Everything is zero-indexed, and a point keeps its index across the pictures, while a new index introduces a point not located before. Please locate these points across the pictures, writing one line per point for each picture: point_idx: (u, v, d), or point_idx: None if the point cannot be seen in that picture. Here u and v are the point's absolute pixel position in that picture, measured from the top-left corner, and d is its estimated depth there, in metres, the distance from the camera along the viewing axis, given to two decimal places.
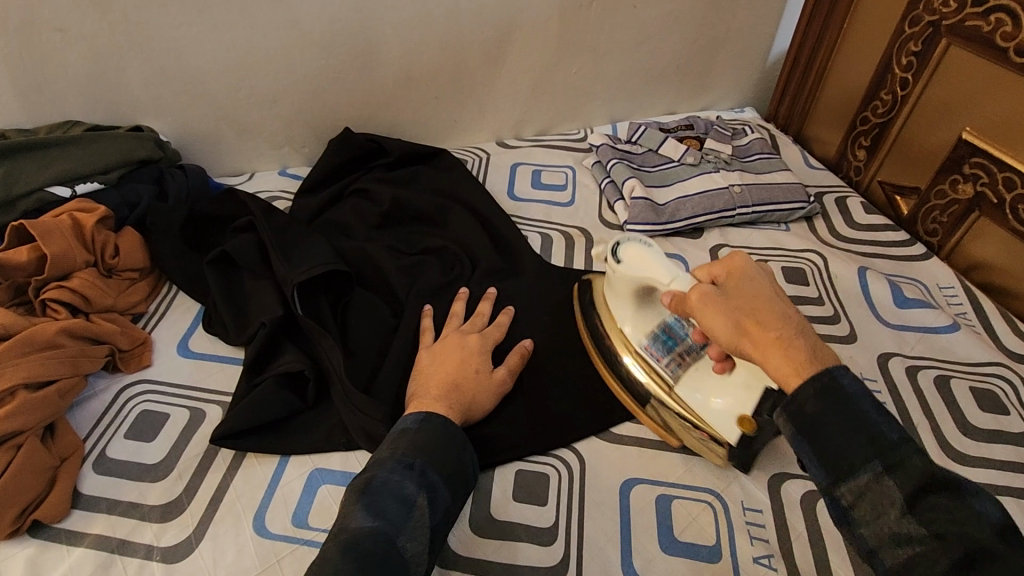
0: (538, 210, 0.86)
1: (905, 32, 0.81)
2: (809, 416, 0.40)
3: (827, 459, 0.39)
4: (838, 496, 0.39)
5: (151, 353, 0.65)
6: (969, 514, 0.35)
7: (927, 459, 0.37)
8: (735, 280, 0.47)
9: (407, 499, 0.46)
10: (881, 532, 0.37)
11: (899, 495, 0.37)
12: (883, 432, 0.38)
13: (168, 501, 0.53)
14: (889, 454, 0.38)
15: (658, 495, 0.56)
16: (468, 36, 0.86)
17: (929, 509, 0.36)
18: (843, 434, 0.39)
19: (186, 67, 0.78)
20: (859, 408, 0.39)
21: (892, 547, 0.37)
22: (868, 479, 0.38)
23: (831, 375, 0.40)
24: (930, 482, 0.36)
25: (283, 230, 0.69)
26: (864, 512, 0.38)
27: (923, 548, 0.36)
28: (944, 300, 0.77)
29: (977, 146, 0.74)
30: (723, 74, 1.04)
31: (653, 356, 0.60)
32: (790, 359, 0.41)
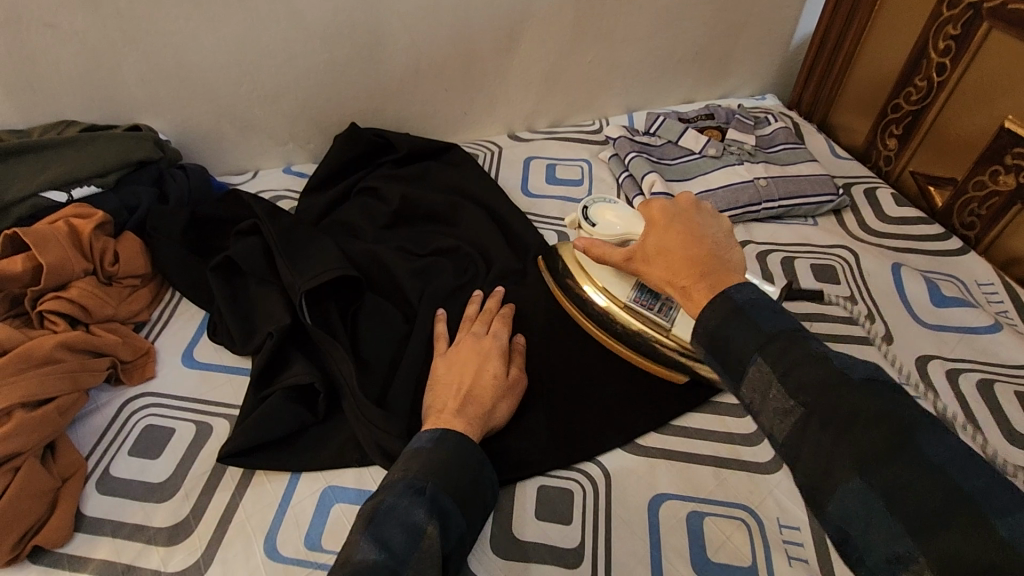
0: (554, 206, 0.83)
1: (943, 15, 0.77)
2: (708, 326, 0.43)
3: (726, 361, 0.42)
4: (741, 398, 0.41)
5: (155, 364, 0.62)
6: (836, 375, 0.36)
7: (805, 342, 0.39)
8: (659, 213, 0.51)
9: (417, 528, 0.43)
10: (772, 416, 0.39)
11: (777, 375, 0.38)
12: (768, 325, 0.41)
13: (174, 523, 0.51)
14: (770, 341, 0.40)
15: (689, 512, 0.53)
16: (478, 25, 0.81)
17: (800, 380, 0.37)
18: (733, 334, 0.41)
19: (185, 63, 0.74)
20: (747, 312, 0.42)
21: (781, 427, 0.38)
22: (753, 368, 0.40)
23: (725, 294, 0.43)
24: (805, 359, 0.38)
25: (289, 233, 0.66)
26: (760, 405, 0.39)
27: (798, 419, 0.37)
28: (983, 297, 0.73)
29: (1019, 135, 0.70)
30: (744, 59, 1.00)
31: (644, 307, 0.60)
32: (690, 281, 0.46)
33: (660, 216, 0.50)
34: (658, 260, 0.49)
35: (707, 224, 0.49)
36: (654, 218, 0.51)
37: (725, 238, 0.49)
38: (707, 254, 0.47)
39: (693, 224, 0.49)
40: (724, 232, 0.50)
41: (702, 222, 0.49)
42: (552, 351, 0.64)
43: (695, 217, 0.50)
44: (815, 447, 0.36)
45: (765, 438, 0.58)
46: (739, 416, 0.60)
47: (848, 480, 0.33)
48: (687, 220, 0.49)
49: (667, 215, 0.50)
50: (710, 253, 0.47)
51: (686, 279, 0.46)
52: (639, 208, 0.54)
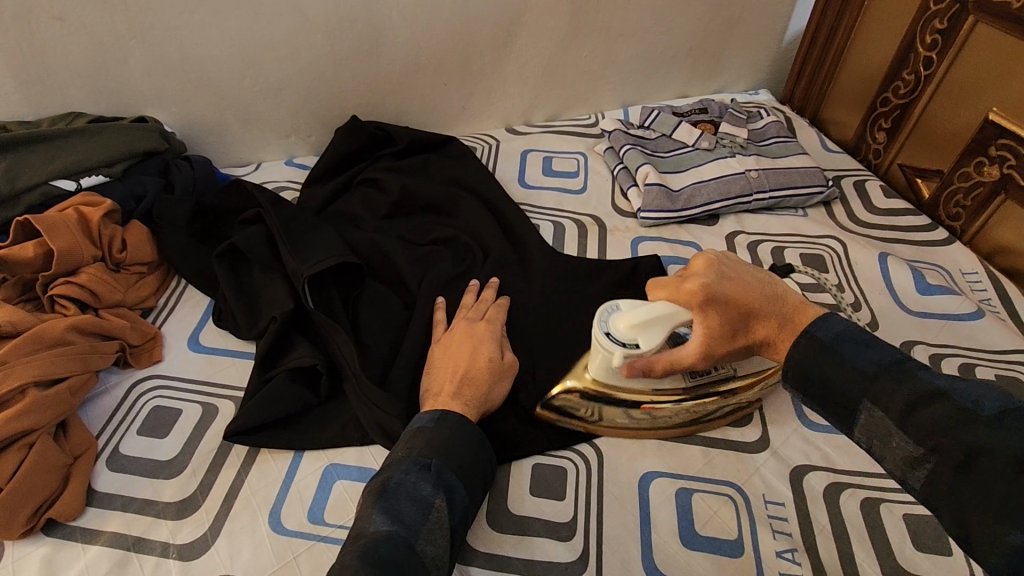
0: (550, 198, 0.85)
1: (930, 9, 0.78)
2: (805, 372, 0.44)
3: (833, 408, 0.43)
4: (858, 443, 0.42)
5: (162, 348, 0.64)
6: (961, 413, 0.36)
7: (913, 376, 0.40)
8: (701, 293, 0.49)
9: (425, 501, 0.45)
10: (899, 461, 0.39)
11: (895, 420, 0.39)
12: (866, 363, 0.42)
13: (183, 498, 0.53)
14: (878, 380, 0.41)
15: (678, 488, 0.55)
16: (476, 19, 0.83)
17: (923, 422, 0.38)
18: (834, 378, 0.43)
19: (190, 55, 0.76)
20: (844, 352, 0.43)
21: (909, 472, 0.39)
22: (864, 413, 0.41)
23: (810, 333, 0.45)
24: (920, 396, 0.39)
25: (292, 221, 0.68)
26: (881, 449, 0.40)
27: (933, 465, 0.37)
28: (968, 286, 0.75)
29: (1003, 126, 0.72)
30: (737, 55, 1.02)
31: (706, 377, 0.58)
32: (778, 337, 0.48)
33: (705, 296, 0.49)
34: (726, 330, 0.49)
35: (736, 270, 0.51)
36: (699, 299, 0.49)
37: (762, 275, 0.51)
38: (775, 301, 0.48)
39: (739, 284, 0.49)
40: (742, 265, 0.52)
41: (739, 275, 0.50)
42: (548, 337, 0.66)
43: (725, 268, 0.50)
44: (964, 498, 0.35)
45: (752, 419, 0.60)
46: None
47: (1004, 535, 0.33)
48: (732, 284, 0.49)
49: (713, 290, 0.49)
50: (775, 299, 0.48)
51: (773, 337, 0.48)
52: (670, 293, 0.52)
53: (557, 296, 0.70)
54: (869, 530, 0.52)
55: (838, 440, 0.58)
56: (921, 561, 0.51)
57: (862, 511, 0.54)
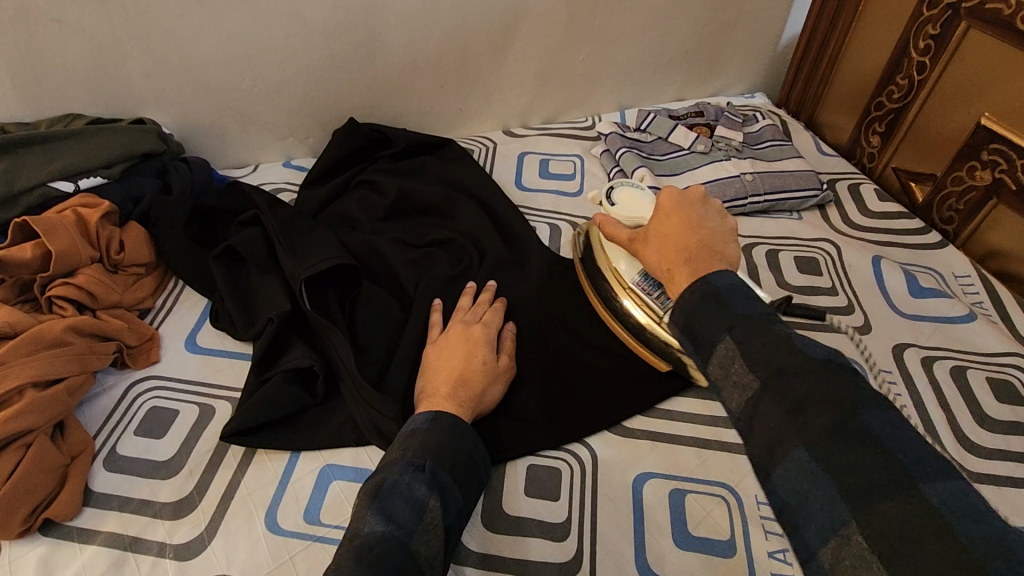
0: (546, 200, 0.85)
1: (923, 14, 0.79)
2: (685, 310, 0.44)
3: (696, 341, 0.43)
4: (709, 375, 0.42)
5: (159, 349, 0.64)
6: (798, 354, 0.38)
7: (774, 327, 0.40)
8: (664, 199, 0.53)
9: (420, 502, 0.45)
10: (734, 392, 0.40)
11: (744, 355, 0.39)
12: (740, 309, 0.42)
13: (180, 498, 0.53)
14: (742, 323, 0.41)
15: (671, 489, 0.56)
16: (473, 23, 0.84)
17: (766, 358, 0.38)
18: (707, 317, 0.42)
19: (188, 56, 0.76)
20: (723, 296, 0.43)
21: (739, 403, 0.39)
22: (720, 346, 0.41)
23: (704, 281, 0.44)
24: (771, 338, 0.39)
25: (290, 223, 0.68)
26: (724, 381, 0.40)
27: (753, 391, 0.38)
28: (960, 288, 0.76)
29: (995, 131, 0.72)
30: (733, 58, 1.02)
31: (644, 292, 0.63)
32: (675, 264, 0.48)
33: (664, 201, 0.53)
34: (654, 245, 0.52)
35: (710, 218, 0.51)
36: (659, 204, 0.53)
37: (723, 235, 0.50)
38: (701, 244, 0.48)
39: (693, 213, 0.51)
40: (725, 229, 0.52)
41: (701, 218, 0.51)
42: (544, 339, 0.67)
43: (698, 209, 0.51)
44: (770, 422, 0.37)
45: None
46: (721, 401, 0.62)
47: (794, 452, 0.35)
48: (688, 215, 0.51)
49: (672, 204, 0.52)
50: (703, 241, 0.49)
51: (671, 262, 0.49)
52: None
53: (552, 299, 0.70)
54: None
55: None
56: None
57: None
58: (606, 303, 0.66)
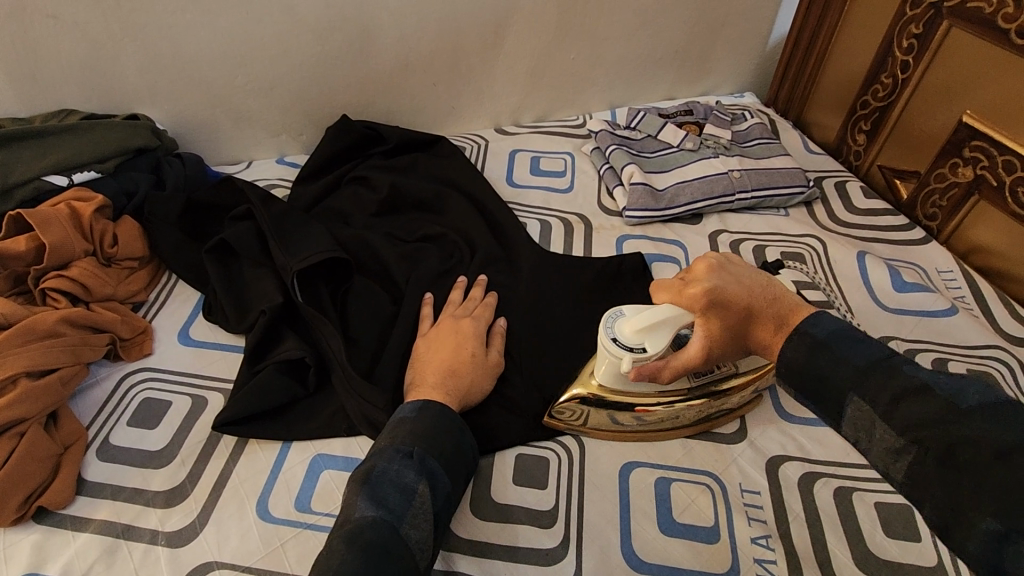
0: (537, 196, 0.86)
1: (907, 14, 0.81)
2: (792, 367, 0.45)
3: (820, 404, 0.43)
4: (846, 437, 0.42)
5: (152, 342, 0.65)
6: (944, 405, 0.36)
7: (902, 372, 0.39)
8: (703, 299, 0.49)
9: (408, 487, 0.46)
10: (883, 455, 0.39)
11: (880, 414, 0.39)
12: (858, 357, 0.41)
13: (172, 487, 0.54)
14: (864, 374, 0.40)
15: (657, 478, 0.57)
16: (465, 21, 0.85)
17: (906, 414, 0.37)
18: (825, 373, 0.42)
19: (181, 52, 0.77)
20: (833, 346, 0.43)
21: (897, 468, 0.38)
22: (850, 407, 0.41)
23: (802, 332, 0.45)
24: (902, 387, 0.38)
25: (283, 218, 0.69)
26: (866, 443, 0.40)
27: (914, 457, 0.37)
28: (942, 283, 0.77)
29: (977, 129, 0.74)
30: (722, 58, 1.03)
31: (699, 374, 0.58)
32: (768, 339, 0.47)
33: (706, 300, 0.49)
34: (718, 331, 0.50)
35: (740, 273, 0.50)
36: (701, 303, 0.49)
37: (764, 276, 0.50)
38: (766, 304, 0.48)
39: (738, 286, 0.49)
40: (749, 270, 0.51)
41: (738, 279, 0.49)
42: (533, 333, 0.67)
43: (727, 275, 0.50)
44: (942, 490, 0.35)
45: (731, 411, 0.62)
46: None
47: (985, 522, 0.32)
48: (729, 286, 0.49)
49: (715, 293, 0.49)
50: (769, 301, 0.48)
51: (763, 338, 0.48)
52: (675, 297, 0.52)
53: (541, 292, 0.71)
54: (840, 516, 0.54)
55: (812, 430, 0.60)
56: (890, 545, 0.52)
57: (834, 499, 0.55)
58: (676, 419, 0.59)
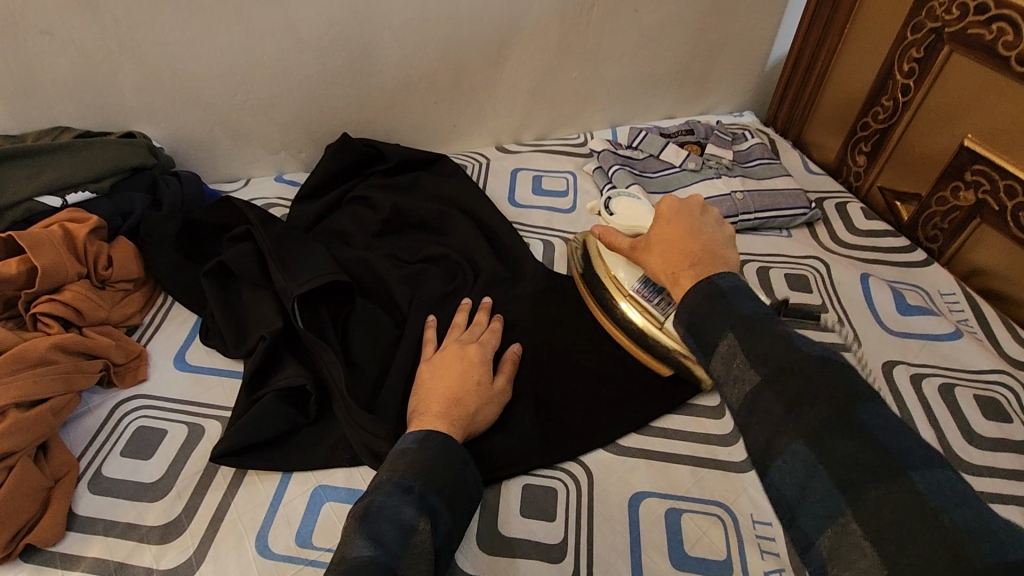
0: (539, 216, 0.86)
1: (908, 38, 0.81)
2: (689, 307, 0.45)
3: (700, 339, 0.44)
4: (711, 372, 0.43)
5: (147, 367, 0.63)
6: (789, 349, 0.39)
7: (774, 326, 0.41)
8: (670, 208, 0.56)
9: (408, 524, 0.45)
10: (736, 389, 0.41)
11: (742, 350, 0.41)
12: (739, 309, 0.43)
13: (167, 521, 0.52)
14: (746, 323, 0.42)
15: (667, 508, 0.55)
16: (468, 41, 0.85)
17: (766, 357, 0.40)
18: (710, 315, 0.44)
19: (179, 69, 0.75)
20: (723, 296, 0.44)
21: (740, 400, 0.41)
22: (723, 343, 0.42)
23: (709, 279, 0.46)
24: (769, 336, 0.41)
25: (283, 239, 0.67)
26: (723, 375, 0.42)
27: (755, 390, 0.40)
28: (945, 306, 0.77)
29: (979, 153, 0.74)
30: (722, 78, 1.04)
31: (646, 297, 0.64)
32: (679, 269, 0.50)
33: (665, 210, 0.56)
34: (657, 246, 0.54)
35: (707, 223, 0.54)
36: (660, 211, 0.56)
37: (722, 237, 0.53)
38: (700, 248, 0.51)
39: (692, 219, 0.54)
40: (721, 234, 0.54)
41: (698, 224, 0.54)
42: (538, 358, 0.66)
43: (693, 216, 0.54)
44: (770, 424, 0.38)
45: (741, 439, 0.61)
46: (715, 418, 0.62)
47: (794, 444, 0.37)
48: (687, 217, 0.54)
49: (672, 211, 0.55)
50: (708, 243, 0.52)
51: (677, 266, 0.51)
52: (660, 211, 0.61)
53: (546, 314, 0.71)
54: None
55: None
56: None
57: None
58: (598, 300, 0.69)
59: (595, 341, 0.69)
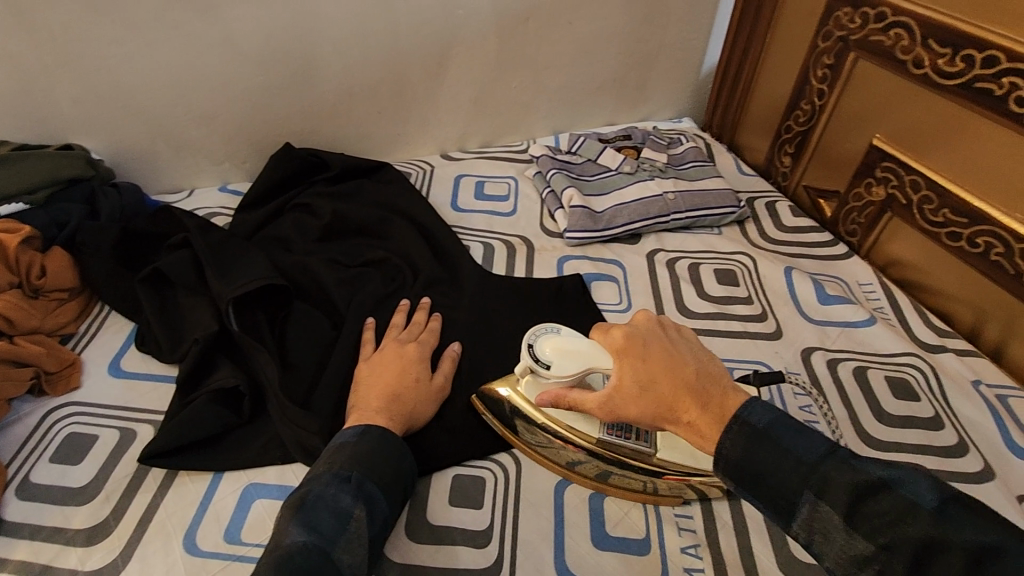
0: (480, 220, 0.88)
1: (819, 46, 0.86)
2: (731, 458, 0.43)
3: (769, 499, 0.42)
4: (796, 536, 0.41)
5: (81, 375, 0.64)
6: (904, 507, 0.35)
7: (849, 466, 0.39)
8: (626, 348, 0.49)
9: (345, 512, 0.47)
10: (842, 559, 0.38)
11: (842, 517, 0.38)
12: (802, 455, 0.41)
13: (95, 524, 0.53)
14: (815, 470, 0.40)
15: (591, 492, 0.58)
16: (407, 52, 0.87)
17: (867, 516, 0.37)
18: (771, 470, 0.41)
19: (118, 82, 0.77)
20: (776, 436, 0.42)
21: (857, 574, 0.37)
22: (806, 508, 0.40)
23: (741, 418, 0.44)
24: (859, 487, 0.38)
25: (221, 245, 0.69)
26: (823, 546, 0.39)
27: (880, 565, 0.36)
28: (863, 295, 0.82)
29: (886, 151, 0.79)
30: (659, 85, 1.08)
31: (620, 439, 0.56)
32: (690, 414, 0.45)
33: (626, 344, 0.49)
34: (636, 387, 0.48)
35: (679, 341, 0.50)
36: (620, 345, 0.49)
37: (702, 354, 0.49)
38: (698, 377, 0.46)
39: (664, 341, 0.49)
40: (695, 347, 0.50)
41: (676, 346, 0.49)
42: (473, 354, 0.69)
43: (662, 337, 0.49)
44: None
45: None
46: None
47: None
48: (659, 344, 0.49)
49: (636, 341, 0.49)
50: (699, 372, 0.47)
51: (686, 411, 0.45)
52: (601, 336, 0.52)
53: (482, 313, 0.73)
54: (766, 523, 0.56)
55: None
56: None
57: None
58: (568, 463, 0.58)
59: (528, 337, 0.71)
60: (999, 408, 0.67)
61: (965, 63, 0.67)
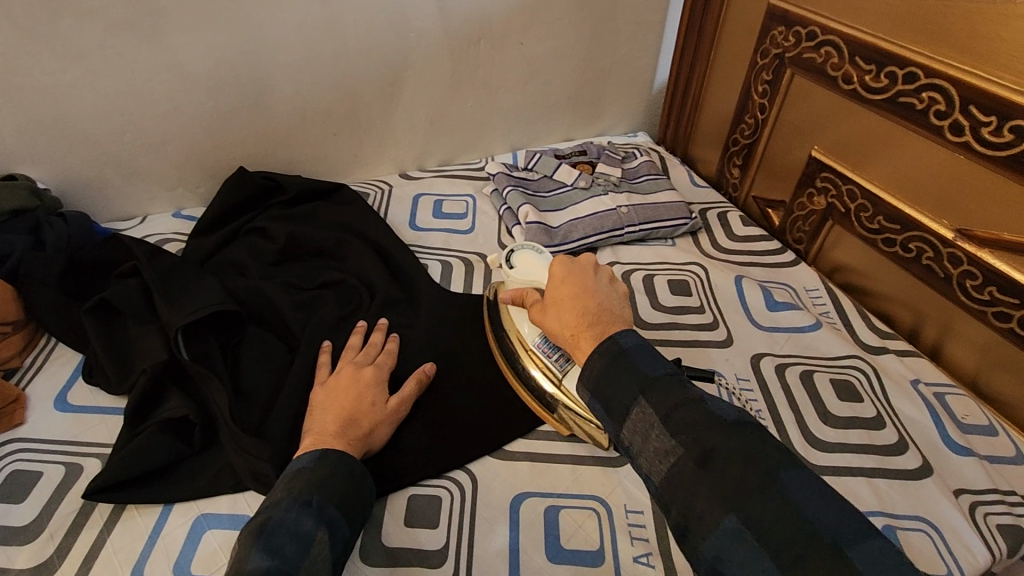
0: (438, 238, 0.89)
1: (759, 63, 0.90)
2: (593, 369, 0.49)
3: (609, 406, 0.47)
4: (624, 442, 0.46)
5: (26, 411, 0.63)
6: (709, 415, 0.42)
7: (682, 386, 0.45)
8: (562, 271, 0.57)
9: (306, 535, 0.46)
10: (652, 456, 0.43)
11: (660, 419, 0.44)
12: (648, 371, 0.47)
13: (38, 563, 0.52)
14: (653, 384, 0.46)
15: (546, 506, 0.58)
16: (360, 75, 0.88)
17: (678, 422, 0.43)
18: (618, 381, 0.47)
19: (63, 111, 0.76)
20: (631, 358, 0.48)
21: (659, 470, 0.42)
22: (637, 411, 0.45)
23: (613, 341, 0.50)
24: (681, 398, 0.44)
25: (171, 273, 0.68)
26: (641, 446, 0.44)
27: (676, 460, 0.41)
28: (810, 301, 0.85)
29: (823, 162, 0.82)
30: (612, 102, 1.11)
31: (546, 354, 0.62)
32: (580, 333, 0.53)
33: (561, 272, 0.57)
34: (552, 305, 0.56)
35: (602, 281, 0.57)
36: (557, 272, 0.57)
37: (616, 296, 0.56)
38: (597, 308, 0.53)
39: (586, 277, 0.56)
40: (614, 290, 0.57)
41: (594, 283, 0.56)
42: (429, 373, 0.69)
43: (589, 273, 0.57)
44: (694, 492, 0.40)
45: None
46: None
47: (725, 519, 0.37)
48: (581, 278, 0.56)
49: (567, 272, 0.57)
50: (603, 305, 0.54)
51: (577, 330, 0.53)
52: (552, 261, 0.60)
53: (438, 331, 0.74)
54: None
55: None
56: None
57: None
58: (508, 360, 0.67)
59: (485, 353, 0.72)
60: (936, 405, 0.70)
61: (888, 79, 0.70)
